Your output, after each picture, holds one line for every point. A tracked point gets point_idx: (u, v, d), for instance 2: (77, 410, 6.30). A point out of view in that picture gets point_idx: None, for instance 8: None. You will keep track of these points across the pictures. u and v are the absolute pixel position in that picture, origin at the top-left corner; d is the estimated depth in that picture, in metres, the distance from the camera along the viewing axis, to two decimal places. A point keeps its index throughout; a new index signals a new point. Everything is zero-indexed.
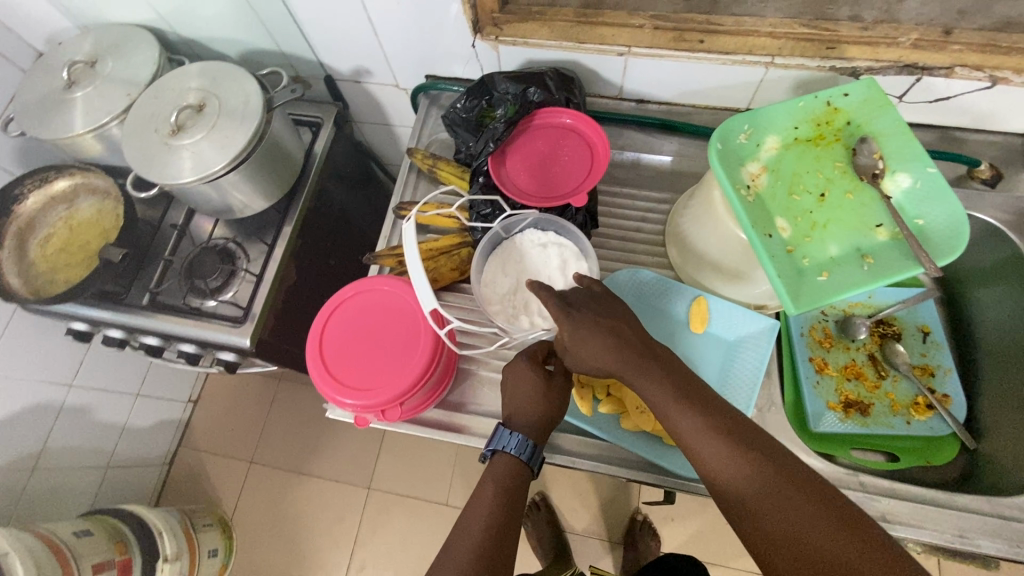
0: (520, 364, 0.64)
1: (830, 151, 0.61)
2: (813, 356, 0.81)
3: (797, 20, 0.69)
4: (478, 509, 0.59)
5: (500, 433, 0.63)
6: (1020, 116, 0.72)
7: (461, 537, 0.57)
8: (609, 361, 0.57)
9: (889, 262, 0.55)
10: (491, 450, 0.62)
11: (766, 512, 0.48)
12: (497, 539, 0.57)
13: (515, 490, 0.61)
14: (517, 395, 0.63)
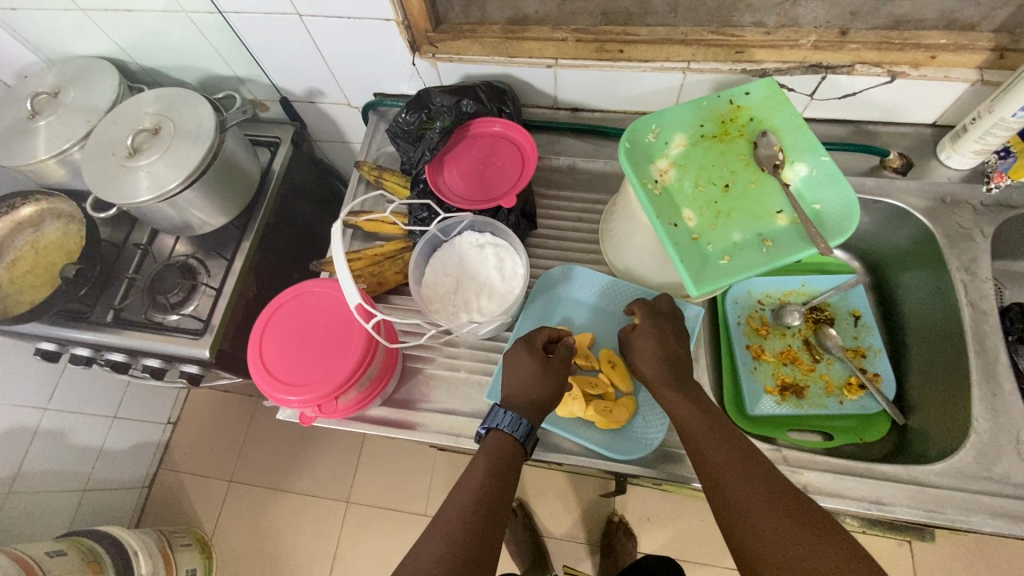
0: (521, 346, 0.66)
1: (734, 145, 0.65)
2: (749, 344, 0.84)
3: (706, 28, 0.74)
4: (471, 482, 0.59)
5: (494, 412, 0.63)
6: (923, 107, 0.77)
7: (451, 508, 0.58)
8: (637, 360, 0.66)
9: (787, 244, 0.59)
10: (485, 429, 0.63)
11: (755, 517, 0.53)
12: (486, 513, 0.57)
13: (508, 468, 0.61)
14: (518, 375, 0.65)
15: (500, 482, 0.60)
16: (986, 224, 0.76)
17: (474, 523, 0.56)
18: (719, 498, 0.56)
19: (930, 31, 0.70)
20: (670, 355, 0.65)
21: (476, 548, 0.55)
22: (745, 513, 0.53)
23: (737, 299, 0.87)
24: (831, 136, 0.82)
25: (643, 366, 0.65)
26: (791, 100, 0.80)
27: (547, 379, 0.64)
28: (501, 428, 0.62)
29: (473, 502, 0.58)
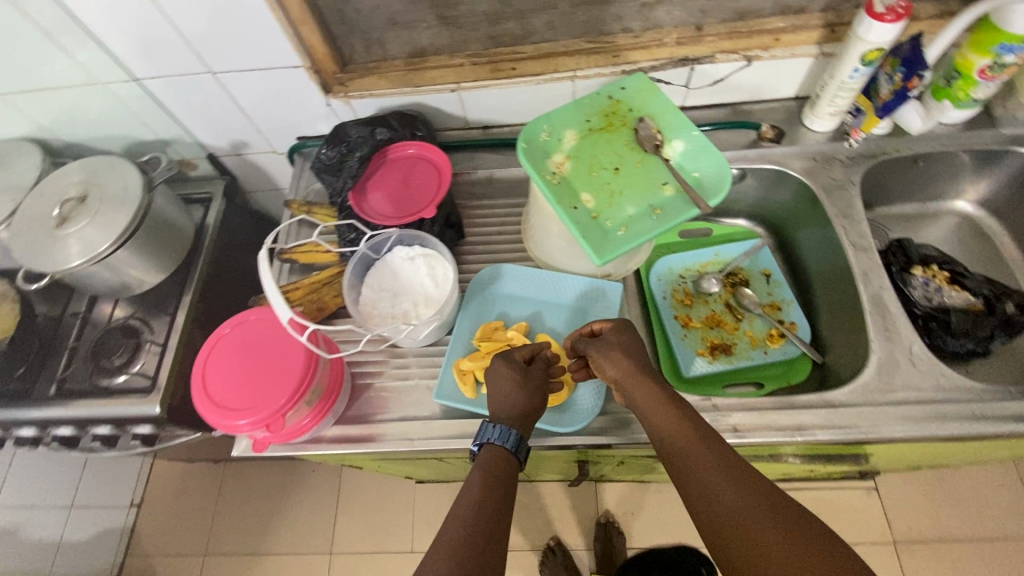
0: (500, 362, 0.68)
1: (619, 133, 0.73)
2: (677, 314, 0.92)
3: (584, 39, 0.84)
4: (468, 494, 0.58)
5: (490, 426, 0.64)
6: (781, 83, 0.89)
7: (451, 522, 0.56)
8: (599, 358, 0.67)
9: (673, 210, 0.67)
10: (479, 443, 0.64)
11: (727, 505, 0.52)
12: (491, 519, 0.56)
13: (505, 479, 0.61)
14: (499, 391, 0.67)
15: (498, 495, 0.58)
16: (854, 173, 0.87)
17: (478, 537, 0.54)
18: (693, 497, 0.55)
19: (769, 19, 0.82)
20: (631, 353, 0.67)
21: (484, 552, 0.53)
22: (718, 501, 0.53)
23: (660, 278, 0.96)
24: (712, 118, 0.92)
25: (613, 372, 0.66)
26: (671, 92, 0.90)
27: (530, 392, 0.67)
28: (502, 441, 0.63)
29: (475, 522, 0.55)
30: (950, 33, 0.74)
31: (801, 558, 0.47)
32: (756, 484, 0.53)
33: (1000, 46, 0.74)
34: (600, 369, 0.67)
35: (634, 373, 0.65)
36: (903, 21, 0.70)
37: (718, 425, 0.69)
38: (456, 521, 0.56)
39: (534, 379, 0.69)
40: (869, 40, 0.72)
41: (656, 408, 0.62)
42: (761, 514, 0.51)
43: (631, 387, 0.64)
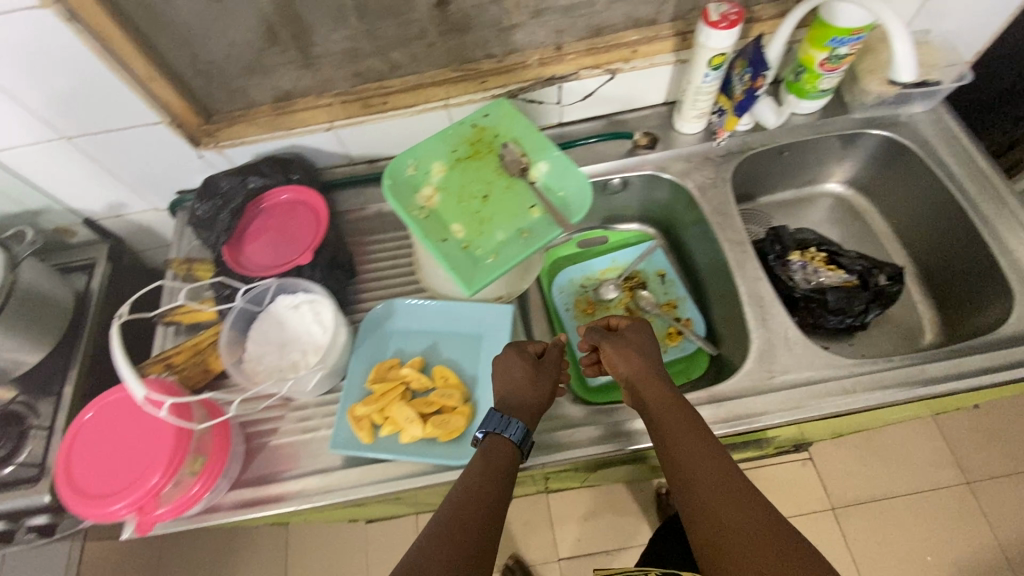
0: (514, 352, 0.70)
1: (486, 160, 0.74)
2: (580, 324, 0.94)
3: (450, 68, 0.85)
4: (467, 487, 0.59)
5: (493, 416, 0.65)
6: (648, 91, 0.92)
7: (447, 509, 0.57)
8: (616, 355, 0.71)
9: (540, 232, 0.68)
10: (484, 432, 0.64)
11: (733, 529, 0.53)
12: (487, 510, 0.57)
13: (506, 474, 0.62)
14: (512, 380, 0.69)
15: (495, 482, 0.60)
16: (726, 170, 0.91)
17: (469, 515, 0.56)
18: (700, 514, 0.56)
19: (622, 33, 0.85)
20: (646, 355, 0.71)
21: (472, 541, 0.54)
22: (724, 520, 0.54)
23: (562, 290, 0.98)
24: (590, 131, 0.95)
25: (624, 367, 0.70)
26: (546, 110, 0.92)
27: (540, 381, 0.69)
28: (501, 432, 0.64)
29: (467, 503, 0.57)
30: (784, 31, 0.78)
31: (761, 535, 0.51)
32: (768, 510, 0.54)
33: (831, 41, 0.78)
34: (614, 363, 0.71)
35: (645, 373, 0.69)
36: (737, 26, 0.74)
37: None
38: (450, 510, 0.57)
39: (549, 369, 0.71)
40: (712, 46, 0.75)
41: (674, 417, 0.64)
42: (769, 539, 0.51)
43: (635, 379, 0.69)
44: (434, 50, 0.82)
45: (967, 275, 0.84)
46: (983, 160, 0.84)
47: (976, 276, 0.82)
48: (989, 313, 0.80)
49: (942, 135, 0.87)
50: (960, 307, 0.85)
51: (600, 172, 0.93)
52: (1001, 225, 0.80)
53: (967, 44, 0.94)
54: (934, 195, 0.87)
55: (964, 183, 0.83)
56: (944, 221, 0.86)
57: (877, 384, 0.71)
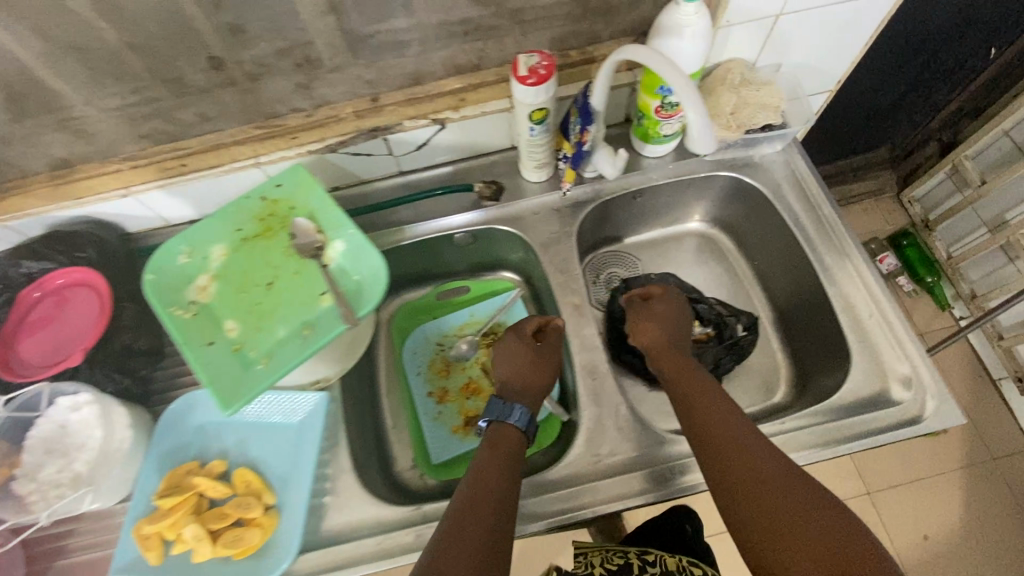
0: (512, 338, 0.73)
1: (276, 239, 0.66)
2: (431, 390, 0.88)
3: (253, 124, 0.76)
4: (488, 481, 0.60)
5: (496, 404, 0.68)
6: (489, 137, 0.85)
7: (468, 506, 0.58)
8: (647, 323, 0.77)
9: (323, 328, 0.61)
10: (486, 420, 0.68)
11: (780, 479, 0.57)
12: (503, 504, 0.58)
13: (513, 464, 0.63)
14: (518, 363, 0.72)
15: (508, 468, 0.62)
16: (573, 222, 0.85)
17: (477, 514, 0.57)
18: (722, 486, 0.59)
19: (447, 80, 0.77)
20: (670, 321, 0.78)
21: (491, 539, 0.55)
22: (766, 475, 0.57)
23: (415, 350, 0.92)
24: (432, 181, 0.88)
25: (645, 338, 0.76)
26: (379, 161, 0.84)
27: (536, 367, 0.71)
28: (505, 420, 0.67)
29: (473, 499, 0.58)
30: (598, 89, 0.70)
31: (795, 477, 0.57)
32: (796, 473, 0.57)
33: (659, 88, 0.72)
34: (635, 334, 0.77)
35: (664, 346, 0.75)
36: (548, 80, 0.67)
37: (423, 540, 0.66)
38: (490, 491, 0.59)
39: (548, 352, 0.74)
40: (527, 101, 0.69)
41: (695, 393, 0.67)
42: (790, 510, 0.54)
43: (657, 345, 0.75)
44: (227, 108, 0.73)
45: (817, 328, 0.80)
46: (828, 208, 0.80)
47: (824, 330, 0.78)
48: (834, 373, 0.76)
49: (791, 180, 0.83)
50: (812, 361, 0.82)
51: (442, 227, 0.87)
52: (844, 279, 0.76)
53: (829, 70, 0.88)
54: (784, 242, 0.84)
55: (808, 232, 0.80)
56: (794, 270, 0.83)
57: (704, 469, 0.68)
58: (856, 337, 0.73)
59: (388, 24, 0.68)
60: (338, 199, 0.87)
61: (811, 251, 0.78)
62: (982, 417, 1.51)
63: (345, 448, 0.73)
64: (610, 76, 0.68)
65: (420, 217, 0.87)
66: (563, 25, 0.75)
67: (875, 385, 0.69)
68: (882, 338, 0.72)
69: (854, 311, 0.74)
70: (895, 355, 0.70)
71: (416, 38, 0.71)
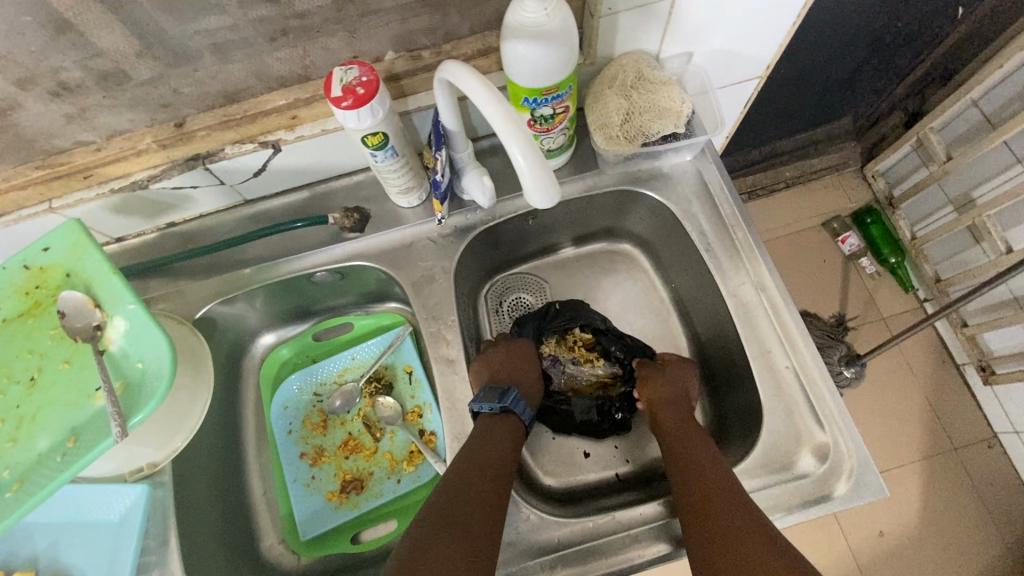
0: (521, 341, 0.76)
1: (44, 318, 0.53)
2: (304, 450, 0.77)
3: (30, 164, 0.62)
4: (501, 461, 0.60)
5: (512, 394, 0.64)
6: (346, 157, 0.71)
7: (474, 476, 0.57)
8: (666, 372, 0.72)
9: (91, 437, 0.49)
10: (502, 407, 0.64)
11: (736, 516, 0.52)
12: (495, 488, 0.58)
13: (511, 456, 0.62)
14: (519, 365, 0.73)
15: (506, 455, 0.61)
16: (453, 254, 0.72)
17: (471, 481, 0.57)
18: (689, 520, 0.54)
19: (272, 95, 0.63)
20: (672, 382, 0.72)
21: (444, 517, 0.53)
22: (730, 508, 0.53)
23: (286, 404, 0.79)
24: (286, 211, 0.74)
25: (655, 393, 0.71)
26: (213, 193, 0.70)
27: (533, 371, 0.75)
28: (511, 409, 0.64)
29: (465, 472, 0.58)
30: (445, 114, 0.57)
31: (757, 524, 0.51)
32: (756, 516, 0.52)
33: (525, 101, 0.57)
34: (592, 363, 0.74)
35: (663, 399, 0.70)
36: (370, 102, 0.53)
37: None
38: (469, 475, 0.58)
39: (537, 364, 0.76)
40: (354, 128, 0.55)
41: (682, 432, 0.65)
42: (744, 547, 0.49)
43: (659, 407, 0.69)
44: None
45: (734, 369, 0.70)
46: (742, 232, 0.69)
47: (740, 373, 0.68)
48: (747, 426, 0.66)
49: (702, 194, 0.71)
50: (730, 405, 0.71)
51: (299, 265, 0.73)
52: (759, 316, 0.65)
53: (755, 57, 0.73)
54: (698, 267, 0.72)
55: (720, 259, 0.68)
56: (708, 300, 0.72)
57: (580, 561, 0.60)
58: (770, 387, 0.62)
59: (161, 36, 0.53)
60: (173, 237, 0.73)
61: (723, 282, 0.67)
62: (947, 406, 1.42)
63: (177, 546, 0.61)
64: (453, 97, 0.55)
65: (271, 254, 0.73)
66: (403, 21, 0.60)
67: (786, 447, 0.59)
68: (799, 388, 0.61)
69: (770, 355, 0.63)
70: (812, 410, 0.60)
71: (209, 49, 0.56)
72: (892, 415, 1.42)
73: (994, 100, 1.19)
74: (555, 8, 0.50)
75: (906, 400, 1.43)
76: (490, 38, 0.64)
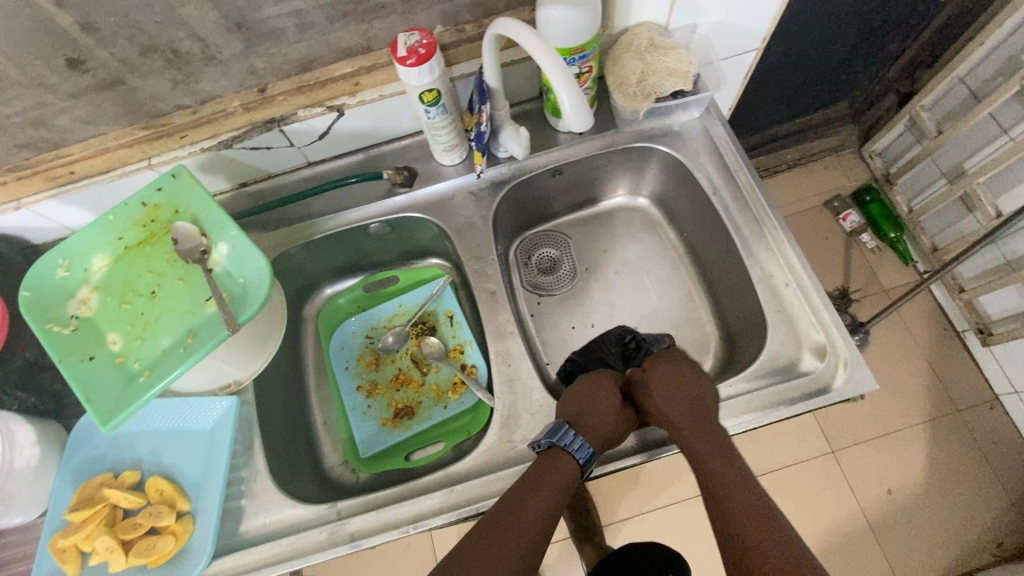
0: (605, 380, 0.73)
1: (159, 245, 0.64)
2: (360, 384, 0.86)
3: (136, 125, 0.73)
4: (542, 509, 0.61)
5: (563, 429, 0.65)
6: (396, 122, 0.82)
7: (515, 526, 0.60)
8: (670, 391, 0.69)
9: (205, 336, 0.59)
10: (551, 442, 0.64)
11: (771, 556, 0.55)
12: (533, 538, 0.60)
13: (560, 498, 0.62)
14: (597, 404, 0.69)
15: (553, 500, 0.61)
16: (490, 205, 0.83)
17: (512, 529, 0.59)
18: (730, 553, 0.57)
19: (338, 65, 0.74)
20: (676, 395, 0.68)
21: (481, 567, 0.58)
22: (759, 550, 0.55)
23: (343, 344, 0.89)
24: (343, 172, 0.85)
25: (664, 413, 0.68)
26: (283, 155, 0.81)
27: (619, 417, 0.69)
28: (565, 445, 0.64)
29: (517, 508, 0.61)
30: (488, 70, 0.68)
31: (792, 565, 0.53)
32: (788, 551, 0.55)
33: None
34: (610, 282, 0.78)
35: (684, 417, 0.66)
36: (430, 61, 0.63)
37: (337, 537, 0.65)
38: (515, 521, 0.60)
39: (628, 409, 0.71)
40: (414, 84, 0.65)
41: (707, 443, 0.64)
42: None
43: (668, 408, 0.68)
44: (105, 109, 0.70)
45: (741, 298, 0.79)
46: (746, 177, 0.78)
47: (747, 300, 0.77)
48: (755, 341, 0.75)
49: (709, 147, 0.81)
50: (740, 331, 0.80)
51: (357, 217, 0.83)
52: (762, 248, 0.74)
53: (753, 29, 0.84)
54: (706, 212, 0.82)
55: (726, 202, 0.78)
56: (717, 241, 0.81)
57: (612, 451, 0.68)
58: (773, 305, 0.71)
59: (256, 11, 0.64)
60: (246, 195, 0.84)
61: (729, 220, 0.77)
62: (949, 371, 1.49)
63: (262, 448, 0.71)
64: (496, 53, 0.66)
65: (333, 208, 0.83)
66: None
67: (789, 353, 0.68)
68: (799, 304, 0.70)
69: (773, 279, 0.73)
70: (809, 321, 0.69)
71: (292, 23, 0.67)
72: (897, 380, 1.49)
73: (979, 76, 1.29)
74: None
75: (909, 366, 1.50)
76: (523, 12, 0.75)
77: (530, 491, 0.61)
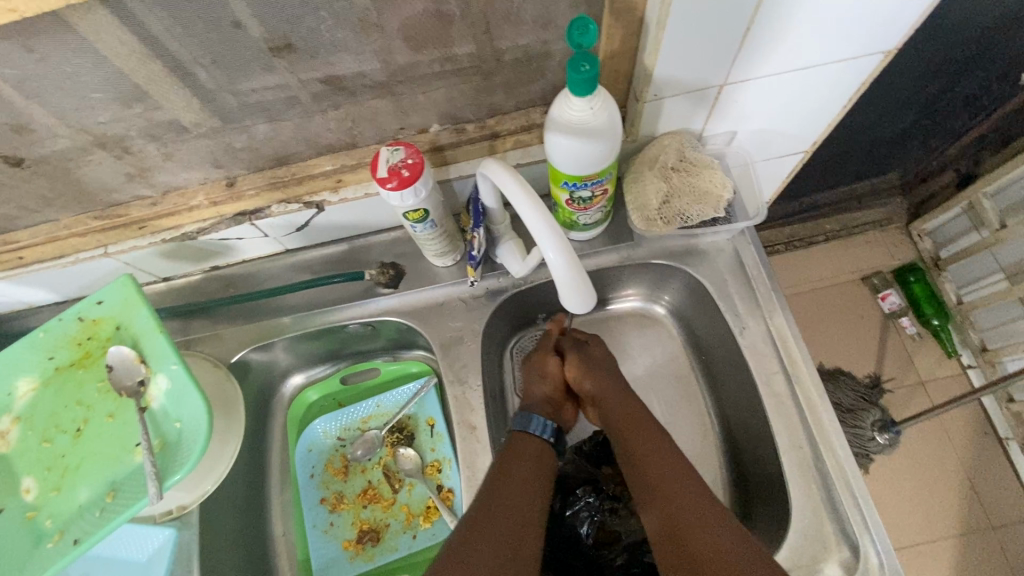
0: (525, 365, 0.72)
1: (94, 369, 0.57)
2: (325, 495, 0.78)
3: (90, 214, 0.65)
4: (520, 486, 0.58)
5: (521, 416, 0.66)
6: (385, 216, 0.73)
7: (505, 504, 0.56)
8: (594, 381, 0.68)
9: (127, 496, 0.52)
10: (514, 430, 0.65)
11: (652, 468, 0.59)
12: (529, 520, 0.56)
13: (541, 474, 0.61)
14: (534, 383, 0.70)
15: (532, 475, 0.60)
16: (481, 317, 0.73)
17: (497, 505, 0.56)
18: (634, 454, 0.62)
19: (319, 159, 0.65)
20: (609, 373, 0.69)
21: (485, 543, 0.53)
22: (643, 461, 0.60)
23: (311, 447, 0.80)
24: (324, 263, 0.76)
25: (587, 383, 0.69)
26: (258, 244, 0.73)
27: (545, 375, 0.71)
28: (527, 429, 0.64)
29: (501, 485, 0.58)
30: (486, 194, 0.60)
31: (674, 466, 0.59)
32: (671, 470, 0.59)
33: (565, 184, 0.58)
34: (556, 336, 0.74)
35: (607, 384, 0.68)
36: (415, 183, 0.54)
37: None
38: (504, 501, 0.56)
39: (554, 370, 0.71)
40: (397, 205, 0.57)
41: (607, 365, 0.70)
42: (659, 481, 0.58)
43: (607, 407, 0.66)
44: (53, 197, 0.62)
45: (760, 457, 0.67)
46: (781, 318, 0.67)
47: (767, 462, 0.66)
48: (773, 517, 0.64)
49: (738, 273, 0.70)
50: (757, 492, 0.68)
51: (334, 318, 0.75)
52: (793, 410, 0.64)
53: (803, 134, 0.71)
54: (728, 346, 0.71)
55: (754, 343, 0.67)
56: (738, 383, 0.70)
57: None
58: (799, 486, 0.60)
59: (218, 107, 0.55)
60: (217, 280, 0.76)
61: (756, 366, 0.66)
62: (987, 482, 1.32)
63: None
64: (495, 183, 0.59)
65: (309, 305, 0.75)
66: (451, 99, 0.62)
67: (813, 552, 0.58)
68: (830, 493, 0.60)
69: (803, 452, 0.62)
70: (840, 515, 0.59)
71: (263, 119, 0.58)
72: (925, 487, 1.32)
73: None
74: (602, 105, 0.50)
75: (942, 471, 1.33)
76: (534, 113, 0.65)
77: (508, 469, 0.60)
